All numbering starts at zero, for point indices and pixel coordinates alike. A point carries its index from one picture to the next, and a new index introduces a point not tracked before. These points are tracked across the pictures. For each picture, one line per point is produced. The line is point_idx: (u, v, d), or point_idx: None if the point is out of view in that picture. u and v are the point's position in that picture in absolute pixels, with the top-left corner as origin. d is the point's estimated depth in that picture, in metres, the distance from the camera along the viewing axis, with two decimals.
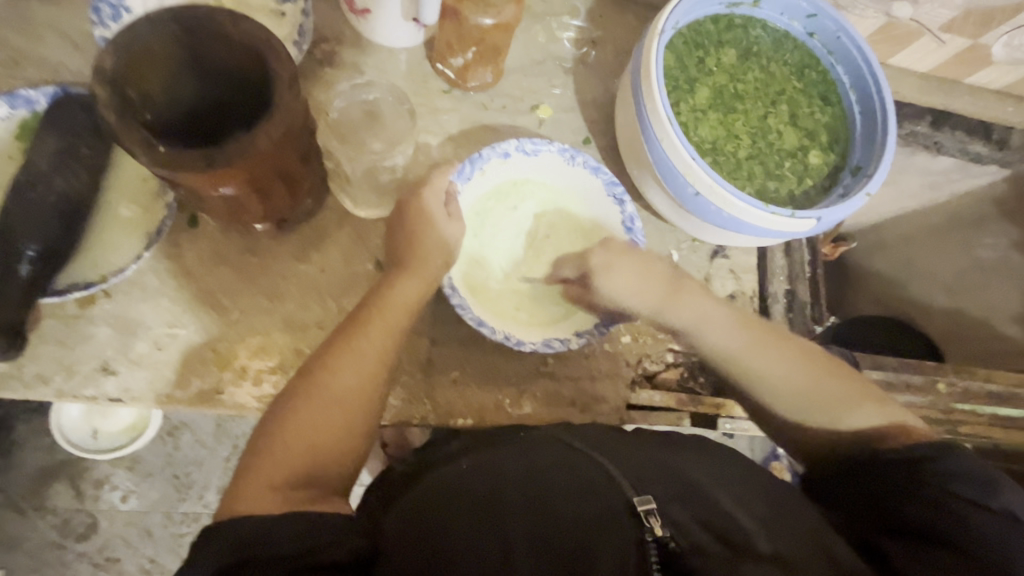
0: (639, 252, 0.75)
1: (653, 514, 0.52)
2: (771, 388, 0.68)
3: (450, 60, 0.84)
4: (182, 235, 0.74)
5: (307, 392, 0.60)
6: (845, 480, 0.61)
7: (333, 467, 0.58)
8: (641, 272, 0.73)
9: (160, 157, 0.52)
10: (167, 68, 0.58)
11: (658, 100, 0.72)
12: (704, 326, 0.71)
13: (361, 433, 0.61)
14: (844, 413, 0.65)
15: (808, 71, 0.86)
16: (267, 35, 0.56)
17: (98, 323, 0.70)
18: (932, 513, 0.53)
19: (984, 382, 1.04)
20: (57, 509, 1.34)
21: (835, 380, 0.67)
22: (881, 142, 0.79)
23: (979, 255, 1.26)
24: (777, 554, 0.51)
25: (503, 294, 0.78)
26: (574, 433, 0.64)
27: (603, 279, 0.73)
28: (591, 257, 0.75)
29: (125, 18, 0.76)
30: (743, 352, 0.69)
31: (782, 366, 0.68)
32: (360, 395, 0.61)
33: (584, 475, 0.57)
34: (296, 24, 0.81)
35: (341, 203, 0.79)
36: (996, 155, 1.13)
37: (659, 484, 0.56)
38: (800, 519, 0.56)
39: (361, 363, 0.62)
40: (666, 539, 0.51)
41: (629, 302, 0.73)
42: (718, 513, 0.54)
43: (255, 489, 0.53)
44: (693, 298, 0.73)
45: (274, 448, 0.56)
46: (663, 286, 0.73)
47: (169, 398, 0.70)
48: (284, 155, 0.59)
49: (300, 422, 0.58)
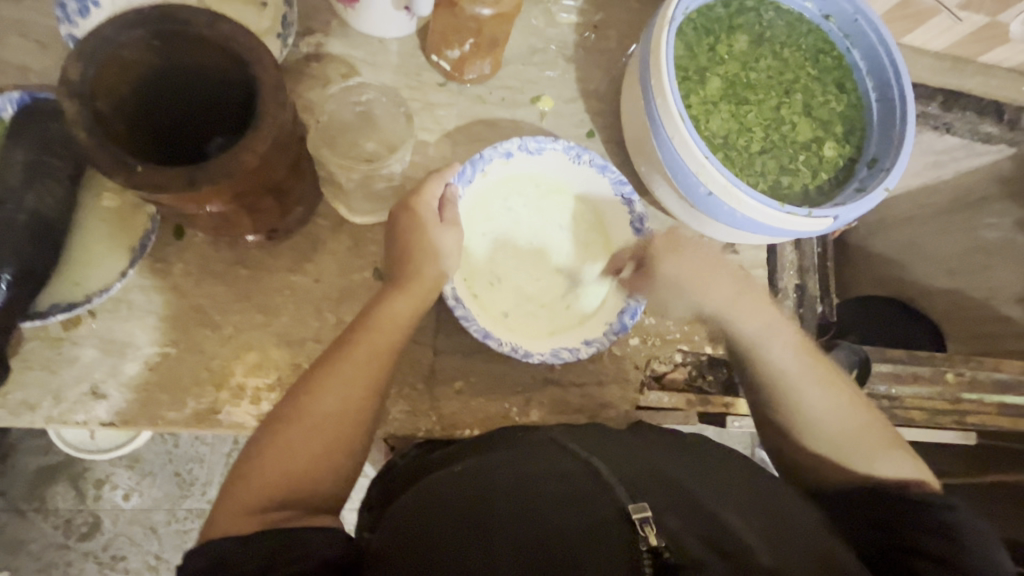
0: (686, 240, 0.76)
1: (648, 522, 0.48)
2: (817, 419, 0.66)
3: (445, 51, 0.79)
4: (169, 248, 0.70)
5: (289, 417, 0.57)
6: (864, 509, 0.60)
7: (317, 491, 0.55)
8: (710, 270, 0.74)
9: (136, 178, 0.48)
10: (142, 73, 0.53)
11: (669, 94, 0.68)
12: (769, 347, 0.69)
13: (348, 455, 0.58)
14: (874, 458, 0.64)
15: (823, 56, 0.81)
16: (248, 36, 0.52)
17: (84, 344, 0.67)
18: (940, 545, 0.54)
19: (992, 371, 1.02)
20: (58, 510, 1.33)
21: (873, 430, 0.66)
22: (899, 133, 0.75)
23: (982, 237, 1.20)
24: (775, 567, 0.47)
25: (525, 309, 0.75)
26: (569, 436, 0.62)
27: (667, 258, 0.74)
28: (654, 244, 0.75)
29: (94, 15, 0.70)
30: (801, 377, 0.67)
31: (832, 399, 0.67)
32: (346, 417, 0.58)
33: (575, 482, 0.53)
34: (278, 14, 0.75)
35: (335, 209, 0.75)
36: (1006, 135, 1.08)
37: (653, 491, 0.53)
38: (798, 534, 0.52)
39: (350, 383, 0.59)
40: (661, 549, 0.46)
41: (691, 287, 0.74)
42: (714, 526, 0.50)
43: (230, 514, 0.51)
44: (754, 305, 0.72)
45: (251, 475, 0.53)
46: (730, 279, 0.73)
47: (163, 420, 0.67)
48: (271, 167, 0.55)
49: (279, 447, 0.55)
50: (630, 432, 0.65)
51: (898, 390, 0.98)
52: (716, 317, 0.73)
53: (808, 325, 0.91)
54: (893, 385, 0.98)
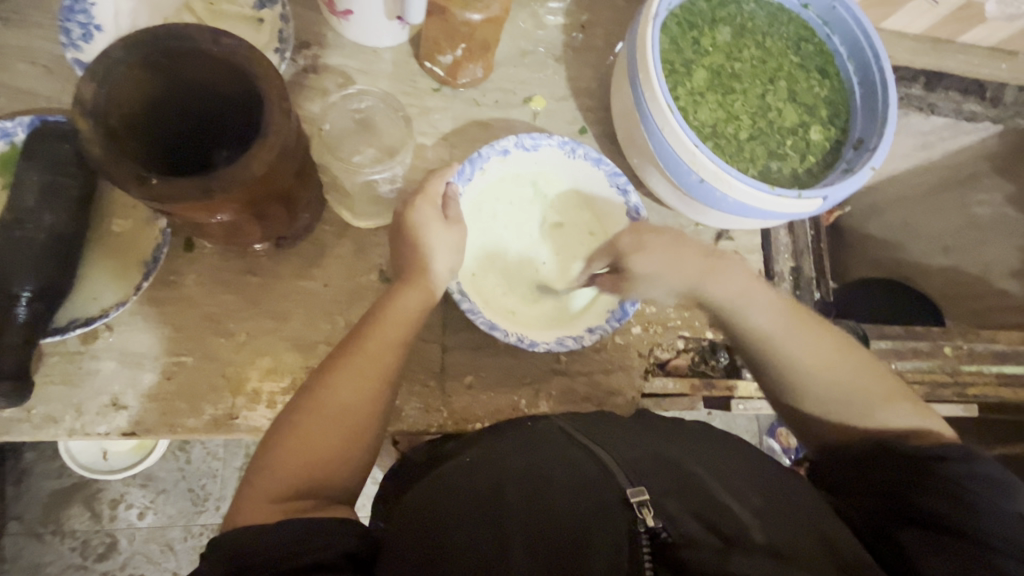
0: (678, 240, 0.72)
1: (646, 505, 0.50)
2: (812, 374, 0.65)
3: (437, 57, 0.81)
4: (179, 260, 0.72)
5: (306, 409, 0.59)
6: (867, 471, 0.58)
7: (333, 481, 0.57)
8: (672, 249, 0.71)
9: (152, 191, 0.50)
10: (151, 90, 0.55)
11: (657, 87, 0.70)
12: (749, 305, 0.67)
13: (362, 447, 0.59)
14: (880, 409, 0.63)
15: (804, 43, 0.84)
16: (253, 51, 0.54)
17: (102, 357, 0.69)
18: (950, 507, 0.51)
19: (989, 342, 1.04)
20: (75, 531, 1.34)
21: (872, 373, 0.66)
22: (882, 114, 0.77)
23: (975, 213, 1.25)
24: (771, 542, 0.48)
25: (516, 287, 0.77)
26: (577, 426, 0.64)
27: (636, 258, 0.71)
28: (619, 241, 0.73)
29: (98, 39, 0.73)
30: (782, 332, 0.66)
31: (819, 350, 0.65)
32: (361, 410, 0.60)
33: (584, 471, 0.56)
34: (275, 30, 0.78)
35: (339, 215, 0.77)
36: (990, 112, 1.13)
37: (656, 475, 0.54)
38: (801, 512, 0.53)
39: (362, 376, 0.61)
40: (658, 530, 0.49)
41: (660, 281, 0.71)
42: (715, 505, 0.51)
43: (252, 502, 0.53)
44: (728, 272, 0.69)
45: (271, 466, 0.55)
46: (700, 259, 0.70)
47: (182, 427, 0.69)
48: (278, 175, 0.58)
49: (297, 437, 0.57)
50: (634, 418, 0.69)
51: (897, 365, 1.00)
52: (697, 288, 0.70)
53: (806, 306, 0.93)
54: (894, 361, 1.00)
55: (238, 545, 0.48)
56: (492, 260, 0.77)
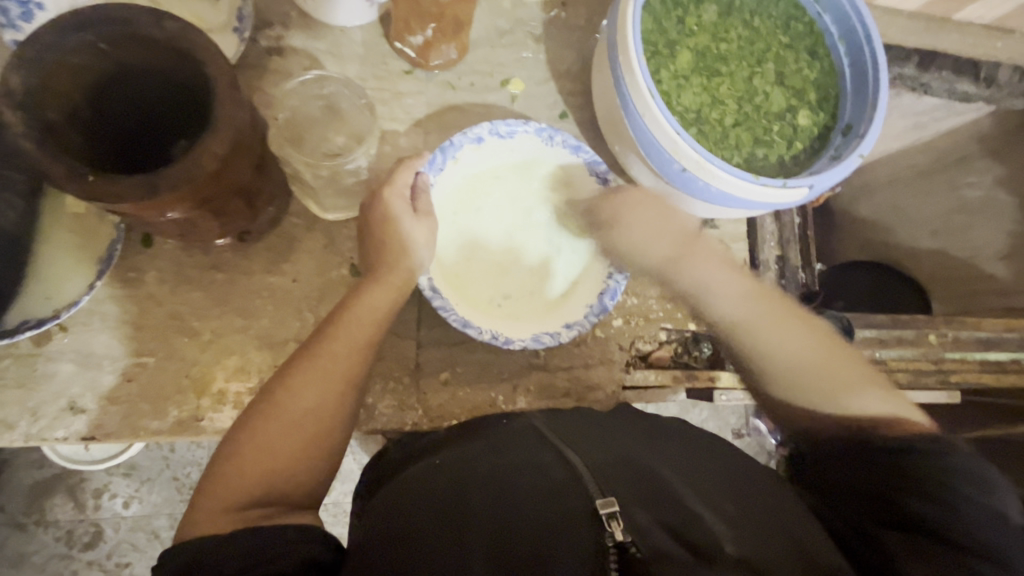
0: (660, 197, 0.77)
1: (615, 518, 0.48)
2: (784, 367, 0.68)
3: (409, 38, 0.77)
4: (137, 255, 0.69)
5: (266, 415, 0.57)
6: (858, 466, 0.60)
7: (292, 488, 0.55)
8: (660, 216, 0.76)
9: (91, 189, 0.46)
10: (90, 78, 0.51)
11: (637, 70, 0.67)
12: (715, 288, 0.73)
13: (323, 453, 0.57)
14: (851, 396, 0.65)
15: (793, 23, 0.80)
16: (197, 34, 0.50)
17: (58, 359, 0.66)
18: (932, 508, 0.53)
19: (974, 329, 1.03)
20: (58, 522, 1.32)
21: (842, 362, 0.68)
22: (872, 98, 0.74)
23: (965, 196, 1.22)
24: (743, 555, 0.47)
25: (498, 301, 0.74)
26: (554, 430, 0.63)
27: (620, 227, 0.75)
28: (604, 205, 0.75)
29: (40, 17, 0.68)
30: (754, 321, 0.70)
31: (793, 338, 0.69)
32: (322, 416, 0.58)
33: (551, 474, 0.55)
34: (233, 8, 0.72)
35: (307, 207, 0.73)
36: (985, 93, 1.08)
37: (627, 483, 0.53)
38: (766, 516, 0.53)
39: (323, 380, 0.58)
40: (628, 544, 0.46)
41: (637, 253, 0.76)
42: (685, 516, 0.50)
43: (205, 512, 0.51)
44: (702, 257, 0.75)
45: (226, 474, 0.53)
46: (676, 237, 0.76)
47: (145, 431, 0.66)
48: (233, 169, 0.54)
49: (255, 444, 0.55)
50: (611, 420, 0.68)
51: (882, 354, 0.99)
52: (662, 268, 0.76)
53: (791, 295, 0.92)
54: (878, 350, 1.00)
55: (195, 556, 0.46)
56: (466, 253, 0.74)
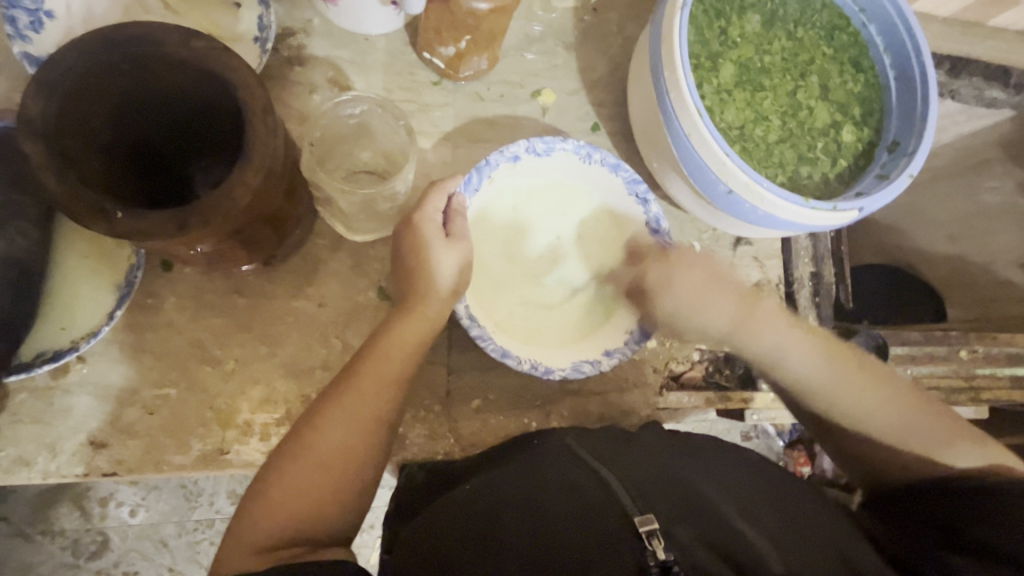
0: (703, 260, 0.70)
1: (655, 536, 0.46)
2: (862, 424, 0.63)
3: (438, 48, 0.73)
4: (156, 280, 0.66)
5: (292, 455, 0.54)
6: (917, 511, 0.56)
7: (324, 527, 0.53)
8: (714, 289, 0.68)
9: (117, 228, 0.43)
10: (113, 103, 0.48)
11: (685, 89, 0.64)
12: (789, 356, 0.65)
13: (356, 492, 0.55)
14: (941, 449, 0.58)
15: (837, 33, 0.77)
16: (227, 55, 0.46)
17: (76, 392, 0.63)
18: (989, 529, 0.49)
19: (1005, 345, 1.01)
20: (64, 531, 1.29)
21: (927, 415, 0.61)
22: (921, 114, 0.71)
23: (984, 200, 1.17)
24: (790, 572, 0.46)
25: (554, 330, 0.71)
26: (585, 443, 0.59)
27: (665, 295, 0.69)
28: (650, 271, 0.70)
29: (48, 27, 0.64)
30: (829, 385, 0.63)
31: (864, 394, 0.63)
32: (353, 454, 0.55)
33: (584, 495, 0.52)
34: (254, 17, 0.69)
35: (333, 228, 0.70)
36: (1013, 99, 1.04)
37: (663, 498, 0.51)
38: (812, 531, 0.51)
39: (354, 417, 0.56)
40: (670, 563, 0.44)
41: (694, 314, 0.69)
42: (729, 532, 0.48)
43: (235, 555, 0.50)
44: (767, 318, 0.67)
45: (256, 517, 0.51)
46: (731, 302, 0.68)
47: (168, 465, 0.63)
48: (267, 197, 0.51)
49: (282, 486, 0.52)
50: (649, 433, 0.64)
51: (914, 371, 0.98)
52: (729, 339, 0.68)
53: (826, 313, 0.88)
54: (909, 367, 0.98)
55: None
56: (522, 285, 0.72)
